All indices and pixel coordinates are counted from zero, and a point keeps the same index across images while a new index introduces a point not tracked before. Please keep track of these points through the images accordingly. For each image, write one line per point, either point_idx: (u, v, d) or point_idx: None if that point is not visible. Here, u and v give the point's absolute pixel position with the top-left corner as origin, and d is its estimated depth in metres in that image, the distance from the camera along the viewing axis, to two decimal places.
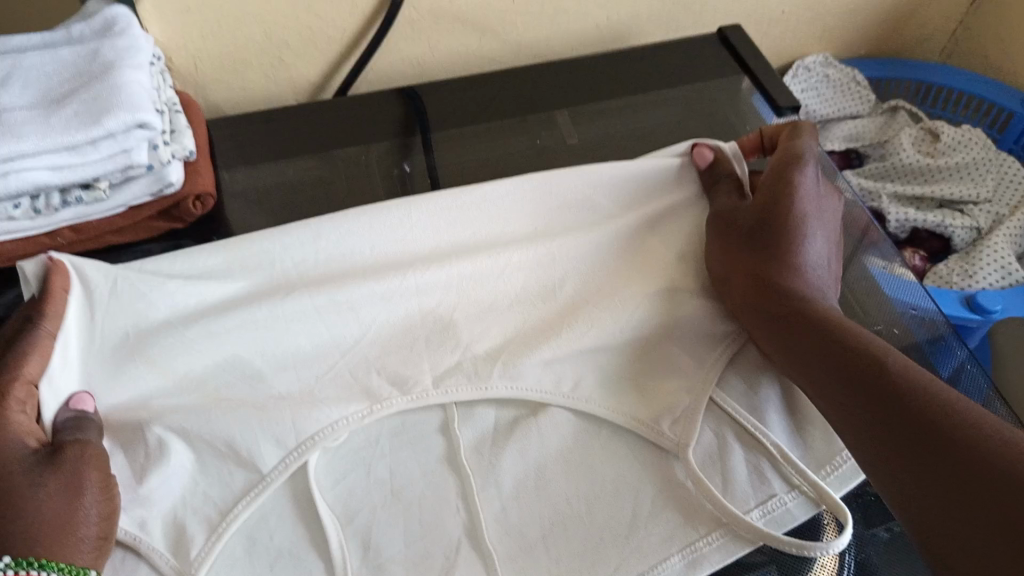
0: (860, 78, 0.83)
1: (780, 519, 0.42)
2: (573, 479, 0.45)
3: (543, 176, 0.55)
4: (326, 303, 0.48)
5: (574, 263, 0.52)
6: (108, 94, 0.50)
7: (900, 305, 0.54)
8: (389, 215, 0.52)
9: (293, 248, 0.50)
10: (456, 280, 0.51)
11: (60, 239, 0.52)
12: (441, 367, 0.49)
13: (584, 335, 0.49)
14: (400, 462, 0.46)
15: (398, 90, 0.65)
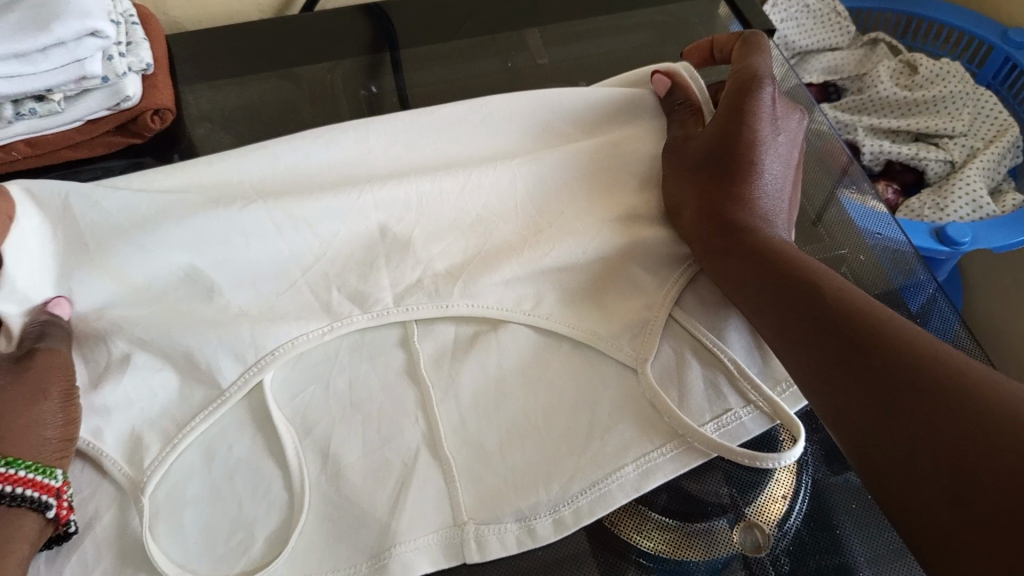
0: (841, 8, 0.81)
1: (735, 432, 0.43)
2: (530, 392, 0.45)
3: (500, 100, 0.55)
4: (282, 217, 0.47)
5: (539, 182, 0.52)
6: (59, 1, 0.48)
7: (866, 233, 0.54)
8: (348, 137, 0.52)
9: (254, 163, 0.50)
10: (416, 198, 0.50)
11: (15, 154, 0.51)
12: (402, 285, 0.48)
13: (546, 254, 0.49)
14: (362, 377, 0.46)
15: (364, 6, 0.63)
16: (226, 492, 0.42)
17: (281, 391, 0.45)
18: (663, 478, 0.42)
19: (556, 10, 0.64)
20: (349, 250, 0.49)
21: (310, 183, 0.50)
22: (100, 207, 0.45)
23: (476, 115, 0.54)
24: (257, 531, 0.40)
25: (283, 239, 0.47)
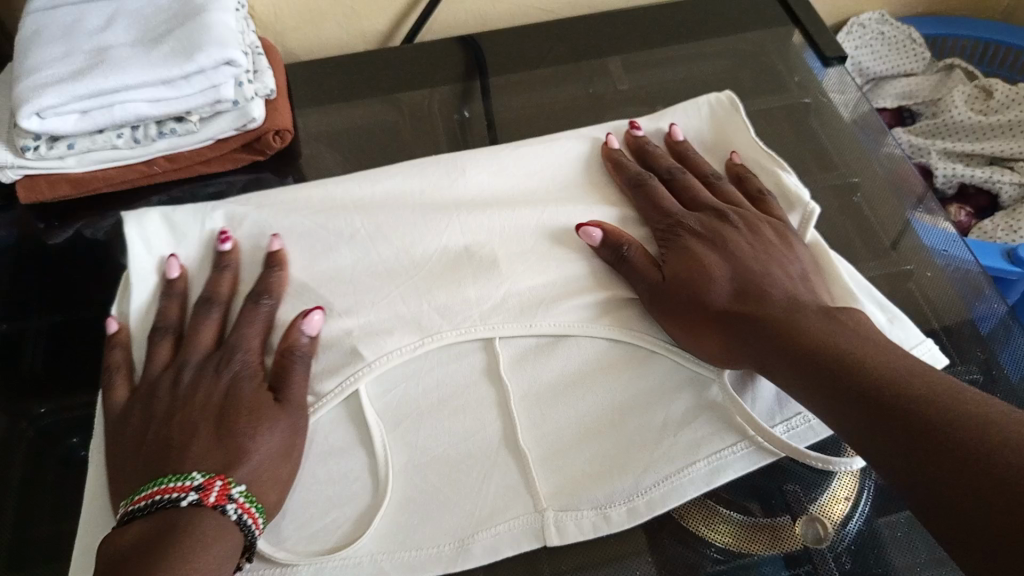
0: (916, 35, 0.83)
1: (800, 433, 0.47)
2: (607, 392, 0.49)
3: (585, 133, 0.60)
4: (385, 235, 0.53)
5: (618, 210, 0.56)
6: (199, 34, 0.55)
7: (934, 251, 0.56)
8: (444, 167, 0.58)
9: (361, 187, 0.56)
10: (499, 224, 0.54)
11: (156, 168, 0.59)
12: (488, 302, 0.51)
13: (622, 278, 0.51)
14: (447, 378, 0.49)
15: (459, 37, 0.69)
16: (325, 473, 0.45)
17: (376, 392, 0.48)
18: (732, 474, 0.45)
19: (636, 39, 0.68)
20: (442, 261, 0.52)
21: (407, 207, 0.55)
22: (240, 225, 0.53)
23: (557, 151, 0.59)
24: (345, 511, 0.44)
25: (383, 253, 0.52)
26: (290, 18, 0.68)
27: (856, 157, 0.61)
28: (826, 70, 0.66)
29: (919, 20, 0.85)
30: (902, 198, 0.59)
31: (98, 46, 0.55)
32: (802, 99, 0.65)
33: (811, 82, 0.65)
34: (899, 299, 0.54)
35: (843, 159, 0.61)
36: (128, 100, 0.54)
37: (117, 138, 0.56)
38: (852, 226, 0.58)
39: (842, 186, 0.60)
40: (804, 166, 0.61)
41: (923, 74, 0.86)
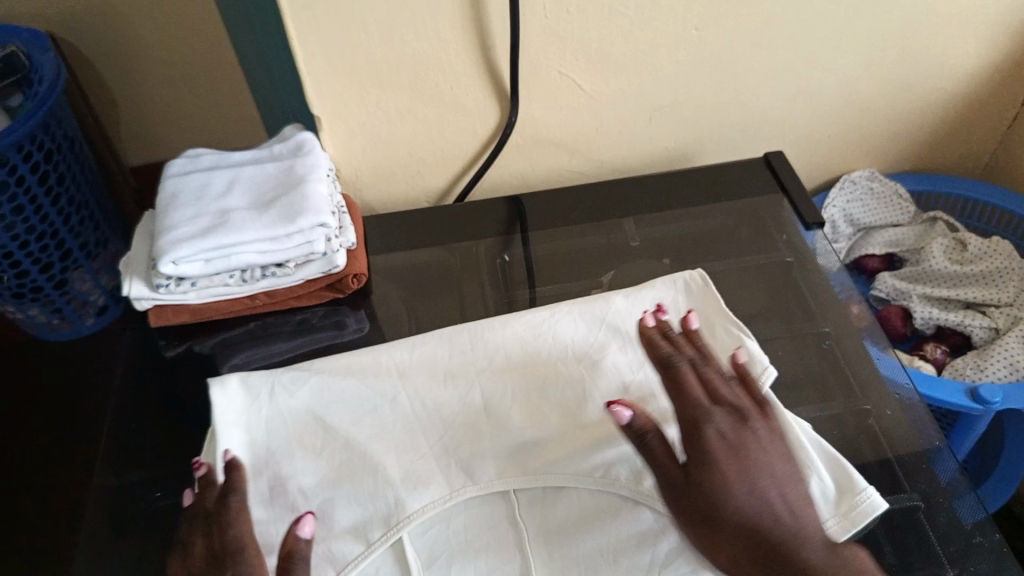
0: (902, 191, 0.97)
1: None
2: (605, 535, 0.56)
3: (591, 306, 0.70)
4: (417, 399, 0.64)
5: (619, 373, 0.65)
6: (300, 201, 0.70)
7: (890, 388, 0.69)
8: (468, 335, 0.68)
9: (397, 353, 0.67)
10: (516, 387, 0.64)
11: (257, 301, 0.73)
12: (502, 461, 0.60)
13: (617, 437, 0.61)
14: (473, 518, 0.58)
15: (508, 197, 0.86)
16: None
17: (415, 540, 0.57)
18: None
19: (649, 202, 0.83)
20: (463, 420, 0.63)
21: (436, 373, 0.65)
22: (291, 395, 0.63)
23: (557, 322, 0.69)
24: None
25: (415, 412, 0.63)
26: (367, 177, 0.84)
27: (832, 309, 0.74)
28: (808, 233, 0.79)
29: (907, 176, 0.97)
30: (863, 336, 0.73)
31: (222, 208, 0.71)
32: (787, 257, 0.78)
33: (797, 242, 0.79)
34: (861, 432, 0.66)
35: (821, 310, 0.74)
36: (242, 252, 0.69)
37: (229, 278, 0.71)
38: (824, 367, 0.70)
39: (817, 334, 0.72)
40: (788, 316, 0.74)
41: (910, 225, 0.99)
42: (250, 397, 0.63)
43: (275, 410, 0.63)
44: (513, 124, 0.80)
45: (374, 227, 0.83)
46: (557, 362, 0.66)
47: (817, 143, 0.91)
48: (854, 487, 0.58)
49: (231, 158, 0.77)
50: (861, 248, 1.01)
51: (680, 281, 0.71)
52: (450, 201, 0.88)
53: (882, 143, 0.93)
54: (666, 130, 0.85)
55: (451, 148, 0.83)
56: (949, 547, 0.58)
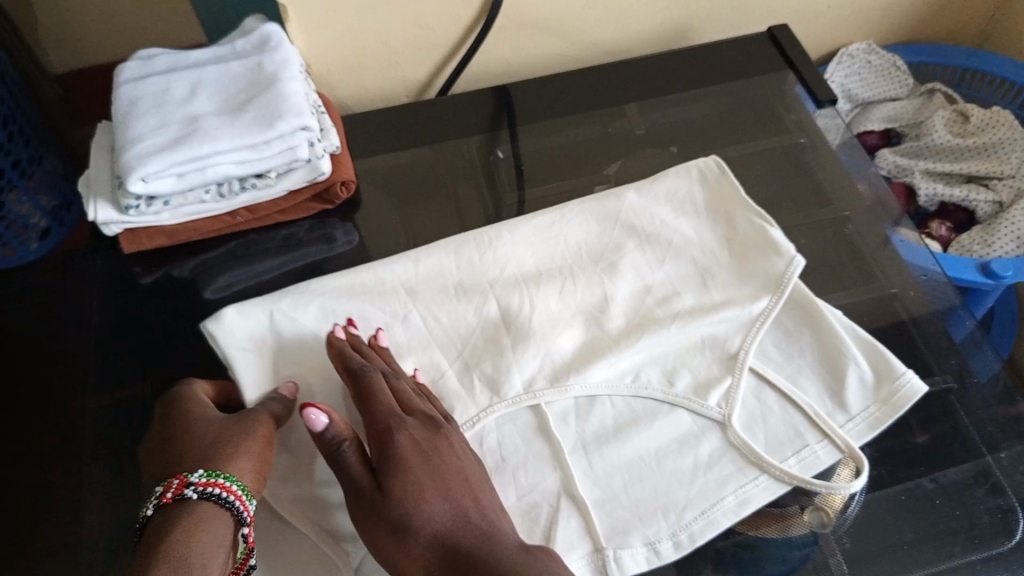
0: (900, 63, 0.92)
1: (808, 464, 0.54)
2: (644, 441, 0.55)
3: (601, 205, 0.66)
4: (430, 315, 0.59)
5: (638, 273, 0.63)
6: (276, 103, 0.63)
7: (915, 270, 0.66)
8: (475, 243, 0.64)
9: (402, 268, 0.62)
10: (532, 295, 0.60)
11: (238, 218, 0.67)
12: (527, 375, 0.57)
13: (644, 340, 0.59)
14: (507, 437, 0.55)
15: (494, 88, 0.79)
16: None
17: None
18: (757, 503, 0.52)
19: (649, 86, 0.77)
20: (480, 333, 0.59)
21: (446, 285, 0.61)
22: (293, 319, 0.59)
23: (567, 222, 0.65)
24: None
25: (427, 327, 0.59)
26: (341, 73, 0.77)
27: (848, 191, 0.71)
28: (818, 111, 0.75)
29: (903, 48, 0.93)
30: (884, 220, 0.69)
31: (188, 116, 0.63)
32: (798, 140, 0.74)
33: (807, 123, 0.75)
34: (887, 317, 0.64)
35: (837, 194, 0.71)
36: (218, 164, 0.62)
37: (204, 194, 0.64)
38: (845, 252, 0.68)
39: (835, 219, 0.69)
40: (803, 202, 0.71)
41: (908, 97, 0.95)
42: (255, 323, 0.58)
43: (280, 335, 0.58)
44: (499, 6, 0.73)
45: (355, 129, 0.76)
46: (572, 265, 0.63)
47: (817, 14, 0.86)
48: (893, 371, 0.57)
49: (189, 57, 0.68)
50: (859, 123, 0.96)
51: (694, 169, 0.68)
52: (433, 95, 0.81)
53: (882, 11, 0.88)
54: (662, 6, 0.79)
55: (432, 35, 0.75)
56: (985, 429, 0.58)
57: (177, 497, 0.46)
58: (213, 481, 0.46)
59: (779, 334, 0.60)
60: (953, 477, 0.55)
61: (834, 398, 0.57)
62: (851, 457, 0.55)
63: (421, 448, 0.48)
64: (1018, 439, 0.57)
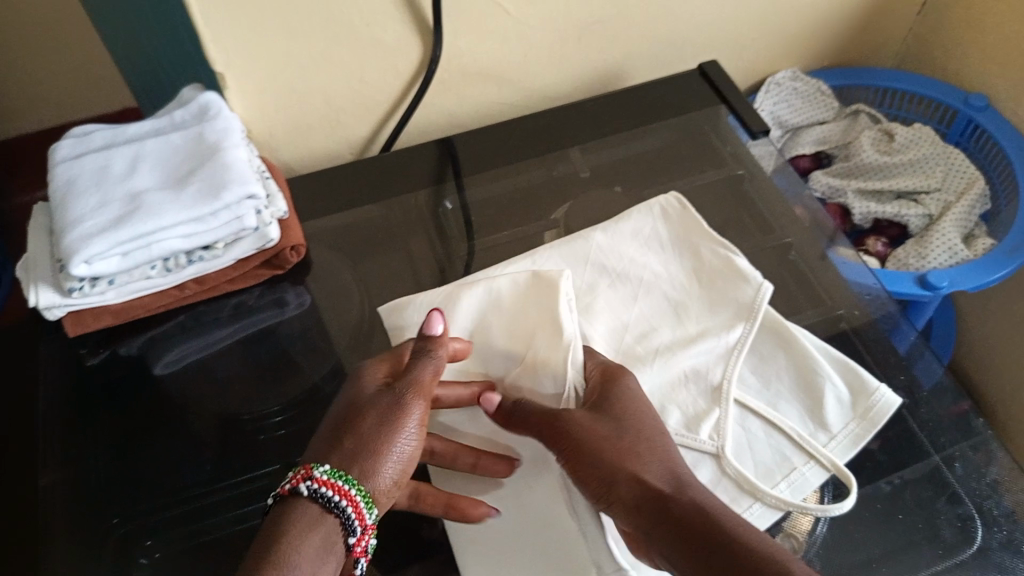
0: (825, 88, 0.96)
1: (799, 488, 0.56)
2: None
3: (569, 248, 0.67)
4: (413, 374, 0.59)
5: (613, 312, 0.63)
6: (219, 173, 0.63)
7: (857, 290, 0.69)
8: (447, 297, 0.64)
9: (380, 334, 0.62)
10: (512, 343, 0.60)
11: (187, 291, 0.67)
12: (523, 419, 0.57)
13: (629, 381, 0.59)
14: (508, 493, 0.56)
15: (437, 139, 0.80)
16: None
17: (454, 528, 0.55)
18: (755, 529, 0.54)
19: (588, 128, 0.79)
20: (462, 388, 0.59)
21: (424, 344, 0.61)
22: None
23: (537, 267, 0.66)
24: None
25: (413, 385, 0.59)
26: (283, 136, 0.77)
27: (788, 219, 0.73)
28: (752, 142, 0.78)
29: (827, 72, 0.97)
30: (828, 241, 0.72)
31: (130, 192, 0.63)
32: (737, 171, 0.77)
33: (743, 154, 0.78)
34: (836, 337, 0.66)
35: (778, 221, 0.73)
36: (163, 240, 0.62)
37: (151, 269, 0.64)
38: (790, 277, 0.70)
39: (778, 246, 0.72)
40: (746, 231, 0.73)
41: (835, 120, 0.98)
42: None
43: None
44: (437, 59, 0.74)
45: (301, 190, 0.76)
46: None
47: (742, 46, 0.89)
48: (867, 388, 0.60)
49: (125, 131, 0.68)
50: (790, 148, 1.00)
51: (656, 207, 0.70)
52: (375, 150, 0.82)
53: (803, 39, 0.92)
54: (595, 49, 0.81)
55: (372, 92, 0.76)
56: (938, 440, 0.60)
57: (292, 489, 0.47)
58: (333, 482, 0.48)
59: (755, 360, 0.61)
60: (913, 491, 0.57)
61: (817, 418, 0.59)
62: (840, 475, 0.56)
63: (643, 400, 0.55)
64: (971, 446, 0.59)
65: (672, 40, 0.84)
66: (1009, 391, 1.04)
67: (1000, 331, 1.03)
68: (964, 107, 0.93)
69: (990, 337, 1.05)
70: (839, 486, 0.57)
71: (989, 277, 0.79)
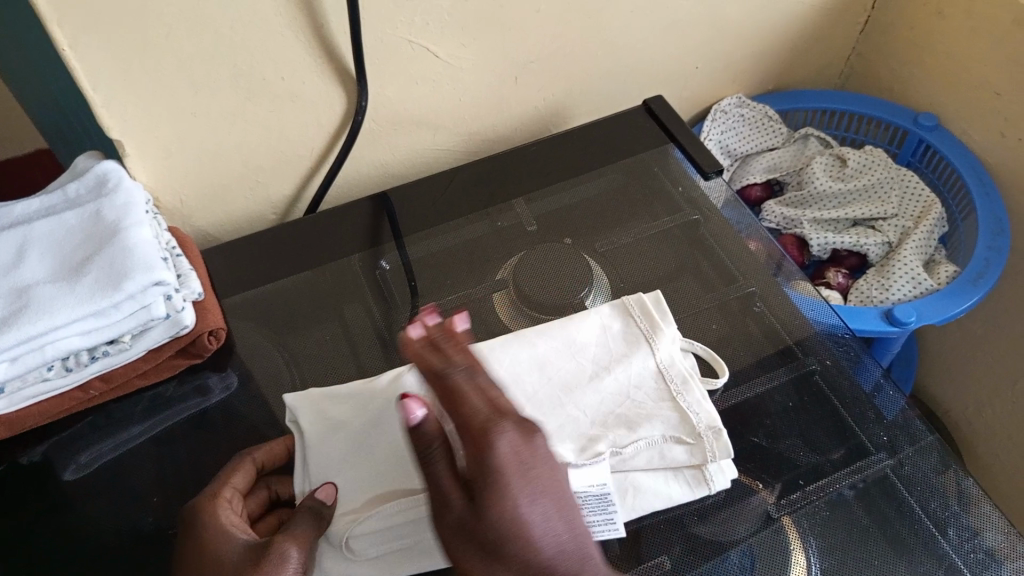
0: (772, 112, 0.93)
1: (778, 563, 0.52)
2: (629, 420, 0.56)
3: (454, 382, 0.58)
4: None
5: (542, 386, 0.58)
6: (120, 259, 0.55)
7: (825, 339, 0.64)
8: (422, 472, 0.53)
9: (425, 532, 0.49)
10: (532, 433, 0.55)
11: (93, 390, 0.59)
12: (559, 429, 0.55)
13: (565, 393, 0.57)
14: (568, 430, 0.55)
15: (372, 194, 0.75)
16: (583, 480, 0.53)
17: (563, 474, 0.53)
18: (699, 388, 0.57)
19: (534, 178, 0.76)
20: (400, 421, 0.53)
21: None
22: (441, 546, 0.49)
23: None
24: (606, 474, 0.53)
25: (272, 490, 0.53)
26: (195, 203, 0.69)
27: (750, 266, 0.70)
28: (705, 183, 0.75)
29: (772, 97, 0.94)
30: (766, 266, 0.70)
31: (18, 287, 0.55)
32: (692, 216, 0.73)
33: (697, 197, 0.75)
34: (810, 392, 0.61)
35: (739, 269, 0.70)
36: (59, 338, 0.54)
37: (49, 370, 0.55)
38: (756, 330, 0.65)
39: (742, 297, 0.68)
40: (708, 281, 0.69)
41: (784, 145, 0.96)
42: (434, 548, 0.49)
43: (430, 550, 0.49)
44: (363, 109, 0.67)
45: (224, 264, 0.70)
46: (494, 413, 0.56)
47: (687, 75, 0.85)
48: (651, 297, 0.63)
49: (11, 213, 0.60)
50: (741, 176, 0.97)
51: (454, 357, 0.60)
52: (302, 209, 0.75)
53: (748, 64, 0.88)
54: (535, 87, 0.76)
55: (292, 148, 0.69)
56: (928, 504, 0.55)
57: None
58: None
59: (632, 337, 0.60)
60: (908, 563, 0.52)
61: (634, 340, 0.60)
62: (711, 362, 0.62)
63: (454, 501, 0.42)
64: (962, 508, 0.55)
65: (614, 74, 0.80)
66: (974, 409, 1.02)
67: (961, 347, 1.00)
68: (912, 126, 0.91)
69: (951, 357, 1.03)
70: (817, 560, 0.52)
71: (956, 308, 0.75)
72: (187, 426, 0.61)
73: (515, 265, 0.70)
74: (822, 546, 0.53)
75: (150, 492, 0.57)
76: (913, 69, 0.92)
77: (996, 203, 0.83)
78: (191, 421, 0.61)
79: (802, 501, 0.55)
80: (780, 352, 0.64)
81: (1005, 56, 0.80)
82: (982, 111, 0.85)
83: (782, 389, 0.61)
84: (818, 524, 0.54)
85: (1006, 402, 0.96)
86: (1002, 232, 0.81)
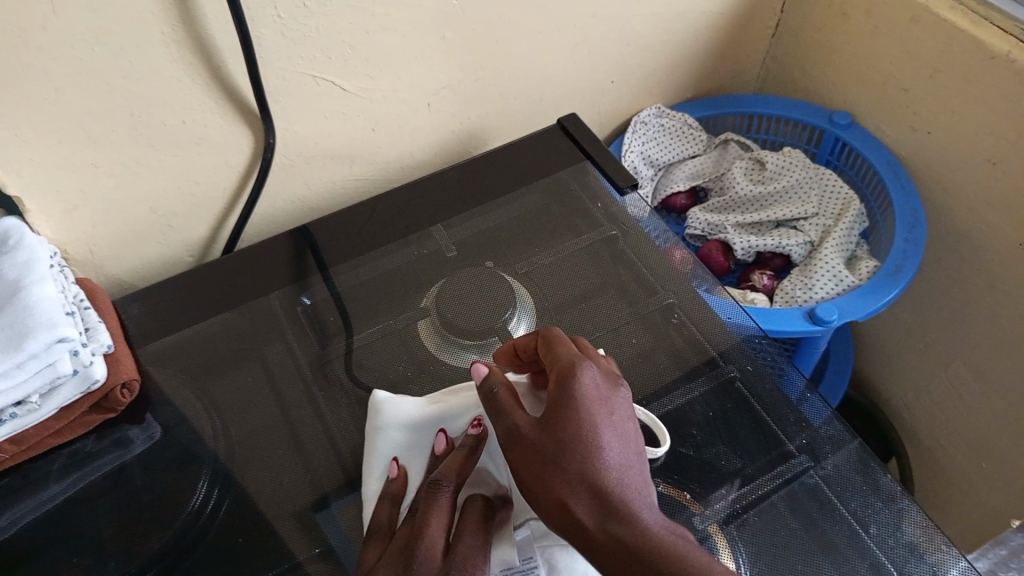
0: (691, 121, 0.94)
1: None
2: None
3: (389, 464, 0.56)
4: None
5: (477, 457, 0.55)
6: (20, 318, 0.54)
7: (746, 348, 0.65)
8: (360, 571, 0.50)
9: None
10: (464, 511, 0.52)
11: (5, 453, 0.57)
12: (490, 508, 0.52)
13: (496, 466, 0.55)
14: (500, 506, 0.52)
15: (292, 229, 0.74)
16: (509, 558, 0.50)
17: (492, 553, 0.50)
18: None
19: (453, 203, 0.76)
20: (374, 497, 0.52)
21: None
22: None
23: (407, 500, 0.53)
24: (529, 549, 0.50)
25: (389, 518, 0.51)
26: (106, 251, 0.68)
27: (671, 277, 0.70)
28: (623, 199, 0.76)
29: (691, 105, 0.95)
30: (686, 276, 0.71)
31: None
32: (610, 231, 0.74)
33: (616, 212, 0.75)
34: (733, 399, 0.62)
35: (659, 281, 0.70)
36: None
37: None
38: (679, 341, 0.66)
39: (662, 309, 0.68)
40: (630, 294, 0.69)
41: (705, 152, 0.97)
42: None
43: None
44: (272, 147, 0.67)
45: (140, 312, 0.68)
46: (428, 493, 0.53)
47: (603, 90, 0.86)
48: None
49: None
50: (665, 186, 0.98)
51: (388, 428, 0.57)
52: (219, 250, 0.74)
53: (664, 75, 0.89)
54: (450, 111, 0.76)
55: (204, 190, 0.68)
56: (850, 503, 0.56)
57: None
58: None
59: None
60: (833, 562, 0.53)
61: None
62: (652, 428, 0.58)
63: (605, 401, 0.49)
64: (884, 504, 0.56)
65: (528, 94, 0.80)
66: (912, 397, 1.03)
67: (894, 337, 1.02)
68: (827, 125, 0.92)
69: (885, 346, 1.05)
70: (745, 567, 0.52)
71: (876, 304, 0.77)
72: (107, 482, 0.59)
73: (437, 293, 0.69)
74: (750, 552, 0.53)
75: (70, 553, 0.55)
76: (824, 70, 0.94)
77: (912, 197, 0.85)
78: (110, 476, 0.59)
79: (728, 510, 0.55)
80: (702, 361, 0.64)
81: (908, 53, 0.82)
82: (892, 107, 0.87)
83: (704, 399, 0.62)
84: (744, 531, 0.54)
85: (939, 387, 0.98)
86: (918, 225, 0.82)
